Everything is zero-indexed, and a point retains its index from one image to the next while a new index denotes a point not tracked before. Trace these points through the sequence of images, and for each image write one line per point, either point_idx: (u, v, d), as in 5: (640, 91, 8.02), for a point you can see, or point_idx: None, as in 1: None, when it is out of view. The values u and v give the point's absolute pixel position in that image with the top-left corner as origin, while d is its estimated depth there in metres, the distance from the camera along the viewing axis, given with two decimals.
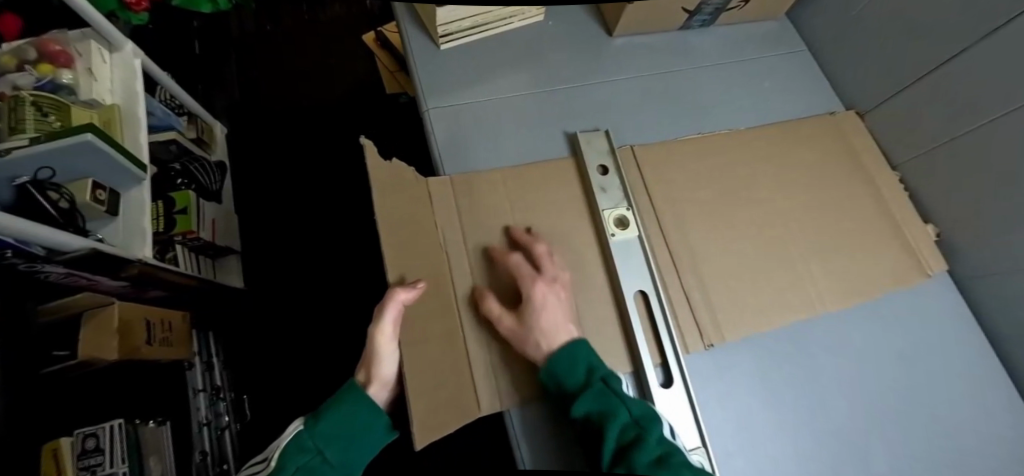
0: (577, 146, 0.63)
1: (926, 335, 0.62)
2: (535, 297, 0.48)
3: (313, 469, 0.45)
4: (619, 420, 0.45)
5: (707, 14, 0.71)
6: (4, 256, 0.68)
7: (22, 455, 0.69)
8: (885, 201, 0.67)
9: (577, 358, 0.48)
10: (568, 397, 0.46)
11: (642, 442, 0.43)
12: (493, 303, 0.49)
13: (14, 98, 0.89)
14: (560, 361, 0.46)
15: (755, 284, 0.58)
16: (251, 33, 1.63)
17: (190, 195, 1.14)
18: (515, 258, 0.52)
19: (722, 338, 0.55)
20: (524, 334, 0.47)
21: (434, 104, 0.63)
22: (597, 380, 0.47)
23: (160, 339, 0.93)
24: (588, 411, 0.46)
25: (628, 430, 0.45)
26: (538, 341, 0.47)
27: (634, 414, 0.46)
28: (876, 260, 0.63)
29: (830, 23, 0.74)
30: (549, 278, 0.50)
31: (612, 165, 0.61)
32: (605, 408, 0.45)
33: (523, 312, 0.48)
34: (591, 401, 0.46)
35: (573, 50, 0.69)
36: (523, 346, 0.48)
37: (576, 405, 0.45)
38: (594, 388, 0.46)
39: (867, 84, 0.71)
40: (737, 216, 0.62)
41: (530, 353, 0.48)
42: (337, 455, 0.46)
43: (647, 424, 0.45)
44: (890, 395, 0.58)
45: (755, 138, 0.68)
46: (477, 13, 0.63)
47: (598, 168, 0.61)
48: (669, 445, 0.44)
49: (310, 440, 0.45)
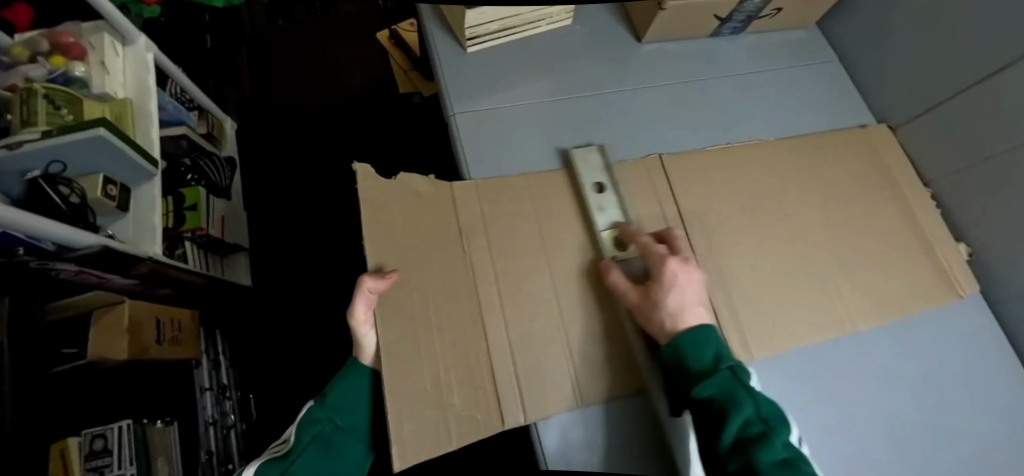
0: (572, 162, 0.60)
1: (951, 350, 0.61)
2: (665, 274, 0.46)
3: (328, 437, 0.46)
4: (746, 413, 0.40)
5: (739, 22, 0.69)
6: (16, 255, 0.68)
7: (30, 454, 0.68)
8: (918, 218, 0.64)
9: (710, 340, 0.44)
10: (689, 376, 0.43)
11: (767, 441, 0.38)
12: (618, 277, 0.49)
13: (26, 91, 0.87)
14: (687, 339, 0.44)
15: (786, 302, 0.56)
16: (263, 28, 1.62)
17: (199, 192, 1.13)
18: (645, 237, 0.50)
19: (750, 356, 0.53)
20: (647, 309, 0.47)
21: (459, 108, 0.61)
22: (727, 366, 0.42)
23: (169, 339, 0.92)
24: (711, 397, 0.41)
25: (754, 426, 0.39)
26: (664, 316, 0.46)
27: (762, 412, 0.40)
28: (909, 277, 0.61)
29: (862, 34, 0.73)
30: (683, 257, 0.48)
31: (608, 181, 0.58)
32: (730, 395, 0.40)
33: (652, 290, 0.46)
34: (716, 384, 0.41)
35: (601, 56, 0.68)
36: (648, 321, 0.47)
37: (702, 385, 0.41)
38: (723, 373, 0.42)
39: (900, 97, 0.70)
40: (767, 229, 0.60)
41: (653, 326, 0.47)
42: (348, 421, 0.47)
43: (777, 424, 0.40)
44: (916, 411, 0.57)
45: (786, 148, 0.66)
46: (506, 16, 0.61)
47: (593, 185, 0.58)
48: (797, 451, 0.39)
49: (320, 412, 0.47)
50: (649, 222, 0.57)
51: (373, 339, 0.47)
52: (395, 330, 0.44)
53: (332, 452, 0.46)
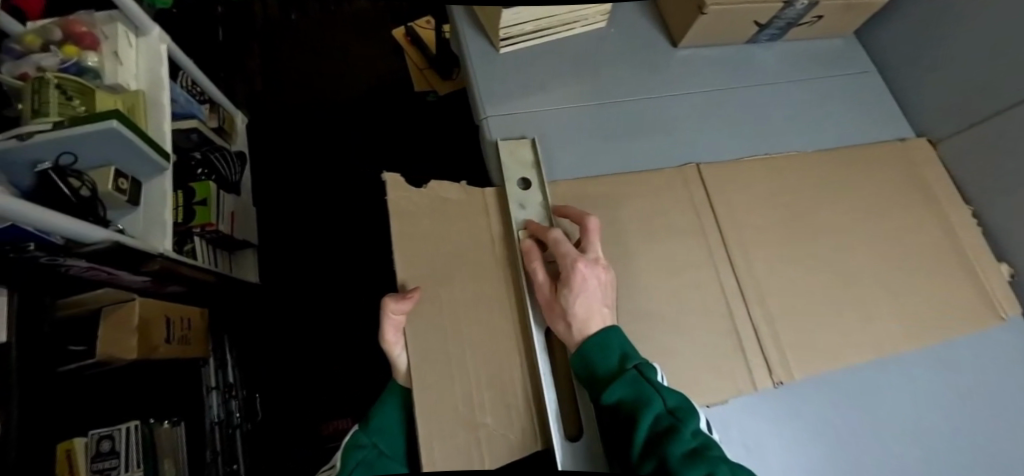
0: (500, 155, 0.56)
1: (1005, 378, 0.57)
2: (574, 277, 0.43)
3: (372, 462, 0.47)
4: (651, 411, 0.40)
5: (777, 28, 0.67)
6: (27, 250, 0.65)
7: (36, 454, 0.66)
8: (958, 235, 0.62)
9: (614, 341, 0.43)
10: (598, 382, 0.42)
11: (675, 434, 0.38)
12: (538, 269, 0.46)
13: (38, 80, 0.85)
14: (593, 344, 0.43)
15: (825, 321, 0.54)
16: (276, 22, 1.60)
17: (209, 186, 1.10)
18: (556, 232, 0.47)
19: (791, 378, 0.50)
20: (555, 309, 0.45)
21: (492, 111, 0.59)
22: (632, 365, 0.42)
23: (178, 337, 0.90)
24: (620, 400, 0.41)
25: (662, 421, 0.39)
26: (571, 320, 0.44)
27: (669, 405, 0.40)
28: (952, 298, 0.59)
29: (902, 45, 0.71)
30: (592, 257, 0.45)
31: (535, 178, 0.55)
32: (636, 396, 0.40)
33: (558, 291, 0.44)
34: (623, 387, 0.41)
35: (635, 60, 0.66)
36: (554, 320, 0.46)
37: (610, 390, 0.41)
38: (628, 374, 0.41)
39: (941, 111, 0.67)
40: (805, 245, 0.58)
41: (561, 327, 0.45)
42: (390, 445, 0.48)
43: (686, 415, 0.40)
44: (958, 439, 0.55)
45: (824, 160, 0.64)
46: (541, 16, 0.59)
47: (519, 181, 0.54)
48: (707, 438, 0.39)
49: (364, 437, 0.48)
50: (684, 235, 0.55)
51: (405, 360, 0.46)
52: (423, 348, 0.44)
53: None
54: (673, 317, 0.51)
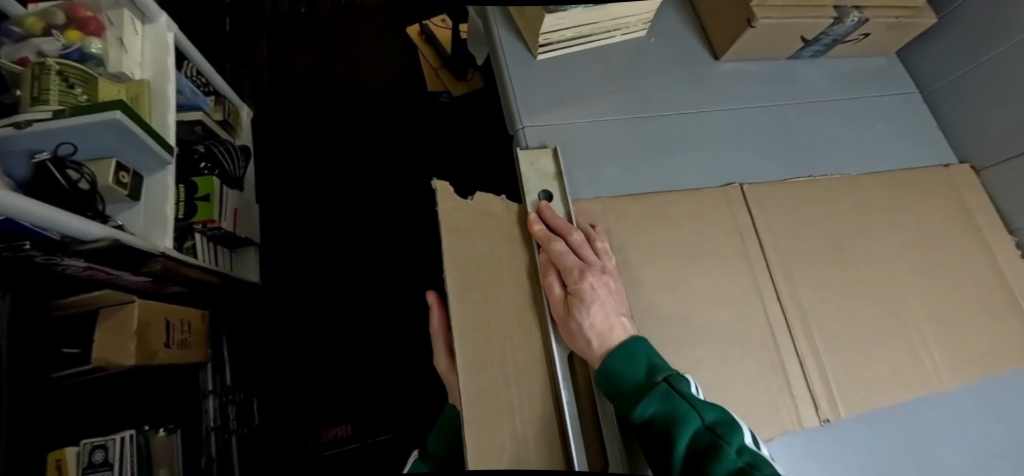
0: (519, 166, 0.53)
1: None
2: (585, 289, 0.42)
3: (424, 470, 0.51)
4: (689, 428, 0.36)
5: (823, 45, 0.65)
6: (22, 249, 0.60)
7: (23, 466, 0.62)
8: (1002, 267, 0.60)
9: (640, 353, 0.41)
10: (626, 398, 0.39)
11: (718, 455, 0.34)
12: (550, 285, 0.44)
13: (38, 65, 0.80)
14: (616, 357, 0.40)
15: (872, 354, 0.51)
16: (285, 15, 1.56)
17: (213, 182, 1.06)
18: (558, 245, 0.45)
19: (839, 416, 0.48)
20: (571, 326, 0.42)
21: (529, 121, 0.56)
22: (662, 378, 0.39)
23: (178, 341, 0.86)
24: (652, 417, 0.37)
25: (702, 438, 0.35)
26: (589, 335, 0.42)
27: (707, 420, 0.36)
28: (1000, 335, 0.56)
29: (947, 68, 0.68)
30: (597, 267, 0.45)
31: (557, 189, 0.51)
32: (669, 412, 0.37)
33: (572, 308, 0.42)
34: (655, 402, 0.37)
35: (674, 72, 0.63)
36: (573, 339, 0.43)
37: (640, 405, 0.37)
38: (659, 387, 0.38)
39: (985, 139, 0.65)
40: (851, 274, 0.55)
41: (581, 346, 0.42)
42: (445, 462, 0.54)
43: (728, 431, 0.35)
44: None
45: (867, 185, 0.61)
46: (583, 23, 0.56)
47: (540, 193, 0.51)
48: (755, 456, 0.34)
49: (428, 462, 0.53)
50: (726, 258, 0.52)
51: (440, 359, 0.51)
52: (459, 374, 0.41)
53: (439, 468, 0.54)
54: (717, 347, 0.48)
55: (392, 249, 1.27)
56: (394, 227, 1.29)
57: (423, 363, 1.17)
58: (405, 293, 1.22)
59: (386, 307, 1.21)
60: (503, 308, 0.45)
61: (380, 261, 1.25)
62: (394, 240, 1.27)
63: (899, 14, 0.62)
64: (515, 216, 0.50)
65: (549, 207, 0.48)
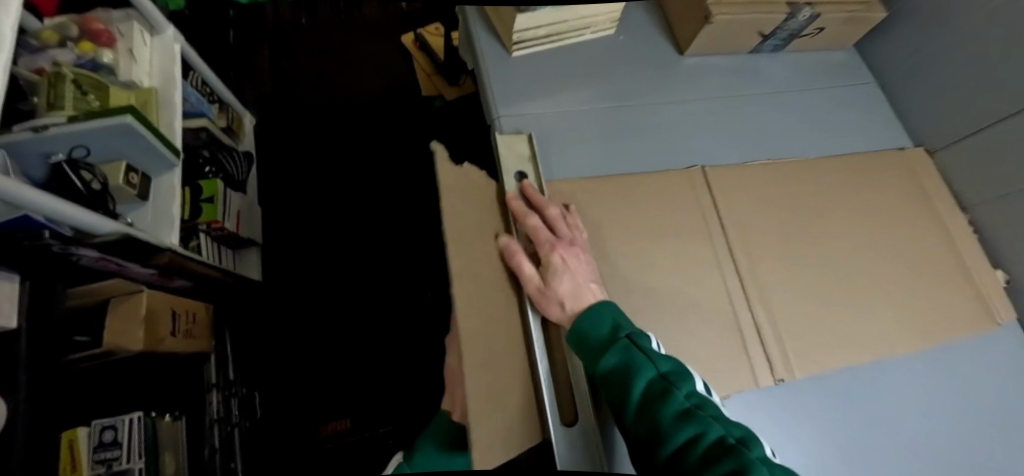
0: (499, 149, 0.57)
1: (998, 385, 0.58)
2: (557, 260, 0.46)
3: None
4: (646, 376, 0.40)
5: (780, 39, 0.69)
6: (42, 238, 0.66)
7: (42, 443, 0.67)
8: (955, 241, 0.63)
9: (605, 313, 0.44)
10: (591, 353, 0.43)
11: (670, 396, 0.38)
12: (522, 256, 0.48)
13: (54, 74, 0.87)
14: (584, 317, 0.43)
15: (827, 321, 0.55)
16: (286, 26, 1.63)
17: (217, 184, 1.11)
18: (533, 219, 0.49)
19: (792, 374, 0.51)
20: (545, 292, 0.46)
21: (504, 111, 0.61)
22: (625, 334, 0.42)
23: (183, 331, 0.90)
24: (611, 368, 0.41)
25: (657, 385, 0.39)
26: (560, 299, 0.45)
27: (662, 369, 0.40)
28: (952, 304, 0.59)
29: (901, 59, 0.73)
30: (568, 240, 0.49)
31: (532, 172, 0.56)
32: (629, 363, 0.41)
33: (546, 276, 0.46)
34: (616, 355, 0.41)
35: (642, 66, 0.68)
36: (546, 303, 0.46)
37: (603, 358, 0.41)
38: (620, 343, 0.42)
39: (938, 124, 0.69)
40: (808, 248, 0.59)
41: (552, 311, 0.46)
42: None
43: (678, 379, 0.40)
44: (945, 439, 0.55)
45: (825, 167, 0.65)
46: (554, 22, 0.61)
47: (515, 174, 0.55)
48: (700, 399, 0.39)
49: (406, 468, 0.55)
50: (688, 235, 0.56)
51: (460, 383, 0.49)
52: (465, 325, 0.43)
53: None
54: (678, 314, 0.52)
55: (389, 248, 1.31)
56: (392, 227, 1.34)
57: (420, 357, 1.21)
58: (403, 288, 1.27)
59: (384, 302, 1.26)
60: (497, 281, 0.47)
61: (379, 259, 1.30)
62: (391, 239, 1.32)
63: (851, 10, 0.66)
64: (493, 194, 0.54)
65: (531, 185, 0.52)
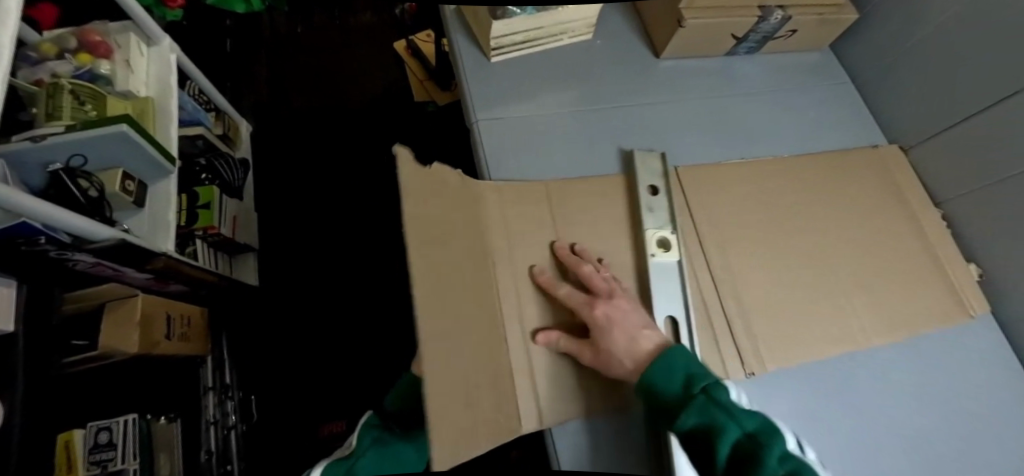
0: (631, 165, 0.62)
1: (975, 376, 0.59)
2: (599, 317, 0.46)
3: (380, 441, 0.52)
4: (731, 434, 0.39)
5: (754, 42, 0.71)
6: (38, 243, 0.67)
7: (39, 445, 0.68)
8: (929, 235, 0.65)
9: (677, 364, 0.45)
10: (669, 409, 0.43)
11: (760, 458, 0.37)
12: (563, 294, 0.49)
13: (52, 85, 0.89)
14: (656, 368, 0.44)
15: (800, 315, 0.56)
16: (282, 34, 1.65)
17: (213, 191, 1.13)
18: (583, 270, 0.50)
19: (764, 367, 0.53)
20: (597, 351, 0.46)
21: (482, 115, 0.63)
22: (700, 390, 0.43)
23: (178, 334, 0.92)
24: (693, 427, 0.41)
25: (742, 446, 0.39)
26: (608, 357, 0.46)
27: (746, 427, 0.40)
28: (924, 296, 0.60)
29: (874, 59, 0.74)
30: (608, 293, 0.49)
31: (662, 185, 0.60)
32: (711, 422, 0.40)
33: (594, 334, 0.47)
34: (696, 413, 0.41)
35: (618, 69, 0.70)
36: (598, 359, 0.46)
37: (681, 417, 0.41)
38: (699, 399, 0.42)
39: (912, 121, 0.70)
40: (782, 243, 0.60)
41: (608, 368, 0.46)
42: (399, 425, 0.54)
43: (767, 436, 0.39)
44: (929, 429, 0.56)
45: (798, 164, 0.67)
46: (530, 28, 0.63)
47: (647, 187, 0.60)
48: (795, 460, 0.38)
49: (375, 418, 0.53)
50: None
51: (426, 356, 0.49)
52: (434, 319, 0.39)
53: (390, 456, 0.51)
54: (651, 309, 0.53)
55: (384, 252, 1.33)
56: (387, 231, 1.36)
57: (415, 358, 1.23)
58: None
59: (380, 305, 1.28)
60: (481, 277, 0.48)
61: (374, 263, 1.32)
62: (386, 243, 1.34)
63: (822, 12, 0.68)
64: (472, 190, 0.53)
65: None
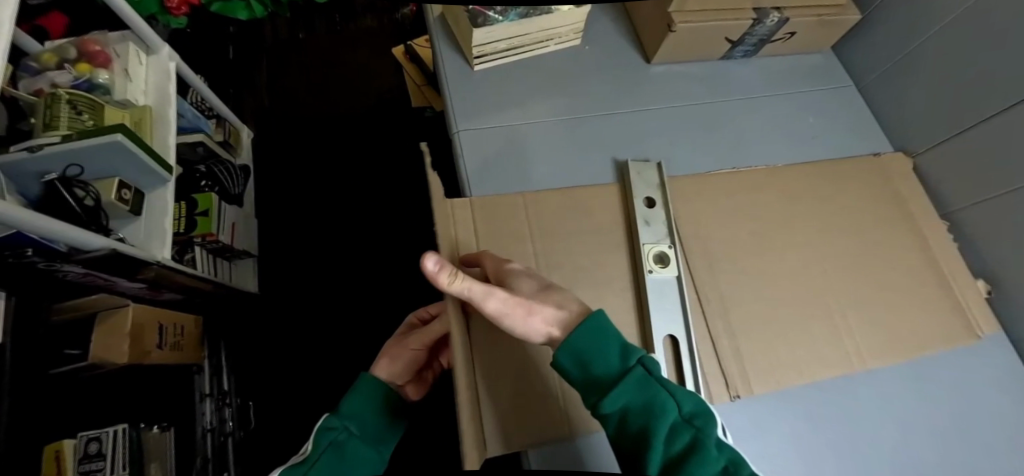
0: (627, 176, 0.60)
1: (987, 401, 0.56)
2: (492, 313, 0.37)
3: (345, 443, 0.43)
4: (669, 419, 0.34)
5: (750, 45, 0.69)
6: (26, 256, 0.66)
7: (27, 457, 0.68)
8: (935, 250, 0.61)
9: (603, 330, 0.38)
10: (599, 388, 0.37)
11: (700, 448, 0.33)
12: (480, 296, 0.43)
13: (51, 95, 0.89)
14: (586, 343, 0.37)
15: (792, 334, 0.54)
16: (283, 39, 1.65)
17: (212, 198, 1.13)
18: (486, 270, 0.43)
19: (751, 391, 0.50)
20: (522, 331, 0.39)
21: (463, 125, 0.62)
22: (637, 362, 0.37)
23: (171, 343, 0.93)
24: (626, 410, 0.35)
25: (680, 436, 0.34)
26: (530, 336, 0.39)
27: (686, 412, 0.35)
28: (926, 314, 0.57)
29: (880, 61, 0.71)
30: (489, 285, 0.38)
31: (660, 197, 0.58)
32: (647, 401, 0.35)
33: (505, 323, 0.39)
34: (630, 391, 0.35)
35: (607, 76, 0.68)
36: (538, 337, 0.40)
37: (612, 396, 0.35)
38: (636, 373, 0.36)
39: (919, 127, 0.67)
40: (775, 258, 0.58)
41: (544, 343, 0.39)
42: (361, 426, 0.45)
43: (705, 422, 0.35)
44: (935, 458, 0.52)
45: (794, 173, 0.64)
46: (513, 35, 0.61)
47: (644, 199, 0.58)
48: (731, 452, 0.34)
49: (335, 419, 0.44)
50: None
51: (396, 371, 0.50)
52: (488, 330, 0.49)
53: (351, 463, 0.43)
54: (634, 327, 0.51)
55: (381, 260, 1.33)
56: (385, 238, 1.35)
57: None
58: (395, 299, 1.29)
59: (377, 313, 1.27)
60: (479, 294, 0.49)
61: (372, 270, 1.32)
62: (383, 254, 1.34)
63: (822, 13, 0.65)
64: (485, 206, 0.54)
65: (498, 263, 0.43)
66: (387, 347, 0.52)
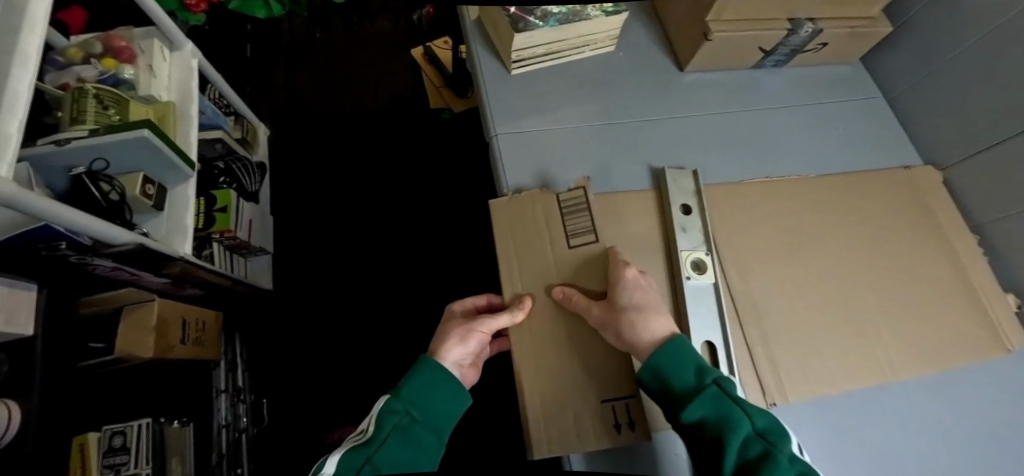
0: (663, 182, 0.60)
1: (1018, 414, 0.56)
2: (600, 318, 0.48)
3: (406, 427, 0.46)
4: (742, 431, 0.39)
5: (782, 55, 0.69)
6: (58, 248, 0.67)
7: (55, 449, 0.69)
8: (964, 263, 0.62)
9: (682, 351, 0.44)
10: (677, 399, 0.42)
11: (773, 459, 0.37)
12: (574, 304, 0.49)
13: (78, 89, 0.90)
14: (665, 359, 0.44)
15: (825, 344, 0.54)
16: (300, 38, 1.66)
17: (230, 195, 1.13)
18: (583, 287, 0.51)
19: (786, 400, 0.51)
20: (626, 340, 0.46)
21: (501, 129, 0.62)
22: (711, 381, 0.42)
23: (193, 339, 0.94)
24: (702, 419, 0.41)
25: (754, 446, 0.39)
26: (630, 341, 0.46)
27: (759, 427, 0.40)
28: (957, 326, 0.58)
29: (910, 74, 0.71)
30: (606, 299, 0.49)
31: (696, 205, 0.58)
32: (721, 414, 0.40)
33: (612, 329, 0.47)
34: (705, 404, 0.41)
35: (641, 83, 0.68)
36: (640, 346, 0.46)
37: (689, 407, 0.41)
38: (710, 390, 0.42)
39: (949, 140, 0.67)
40: (807, 268, 0.58)
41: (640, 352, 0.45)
42: (422, 411, 0.47)
43: (777, 438, 0.39)
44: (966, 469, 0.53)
45: (825, 183, 0.64)
46: (551, 41, 0.62)
47: (680, 206, 0.58)
48: (802, 465, 0.38)
49: (397, 403, 0.47)
50: None
51: (461, 353, 0.51)
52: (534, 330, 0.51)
53: (411, 447, 0.46)
54: None
55: (396, 261, 1.33)
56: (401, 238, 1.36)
57: None
58: (410, 299, 1.29)
59: (392, 312, 1.28)
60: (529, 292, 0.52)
61: (387, 269, 1.32)
62: (399, 253, 1.34)
63: (854, 24, 0.66)
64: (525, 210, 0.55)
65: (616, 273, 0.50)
66: (456, 328, 0.51)
